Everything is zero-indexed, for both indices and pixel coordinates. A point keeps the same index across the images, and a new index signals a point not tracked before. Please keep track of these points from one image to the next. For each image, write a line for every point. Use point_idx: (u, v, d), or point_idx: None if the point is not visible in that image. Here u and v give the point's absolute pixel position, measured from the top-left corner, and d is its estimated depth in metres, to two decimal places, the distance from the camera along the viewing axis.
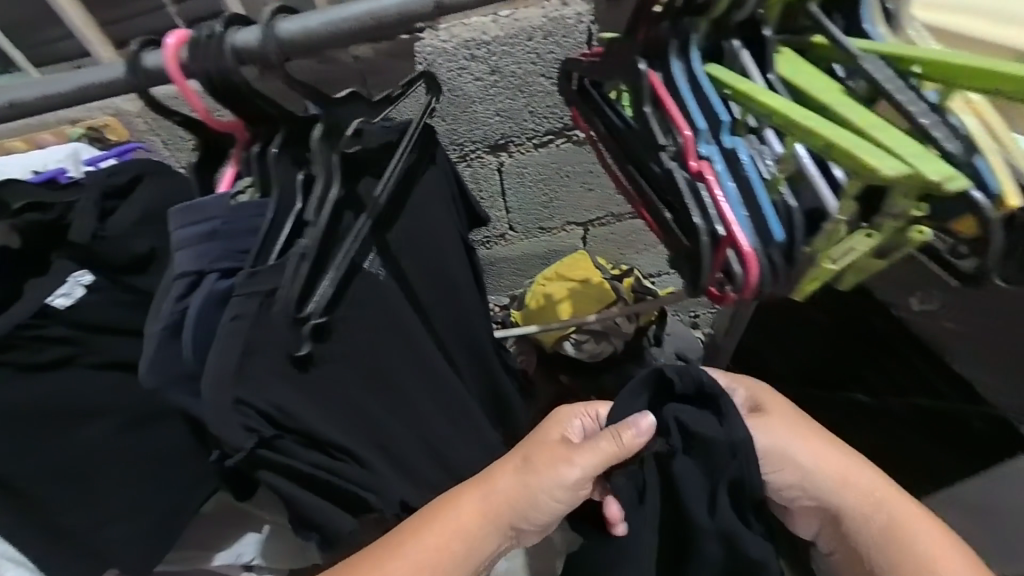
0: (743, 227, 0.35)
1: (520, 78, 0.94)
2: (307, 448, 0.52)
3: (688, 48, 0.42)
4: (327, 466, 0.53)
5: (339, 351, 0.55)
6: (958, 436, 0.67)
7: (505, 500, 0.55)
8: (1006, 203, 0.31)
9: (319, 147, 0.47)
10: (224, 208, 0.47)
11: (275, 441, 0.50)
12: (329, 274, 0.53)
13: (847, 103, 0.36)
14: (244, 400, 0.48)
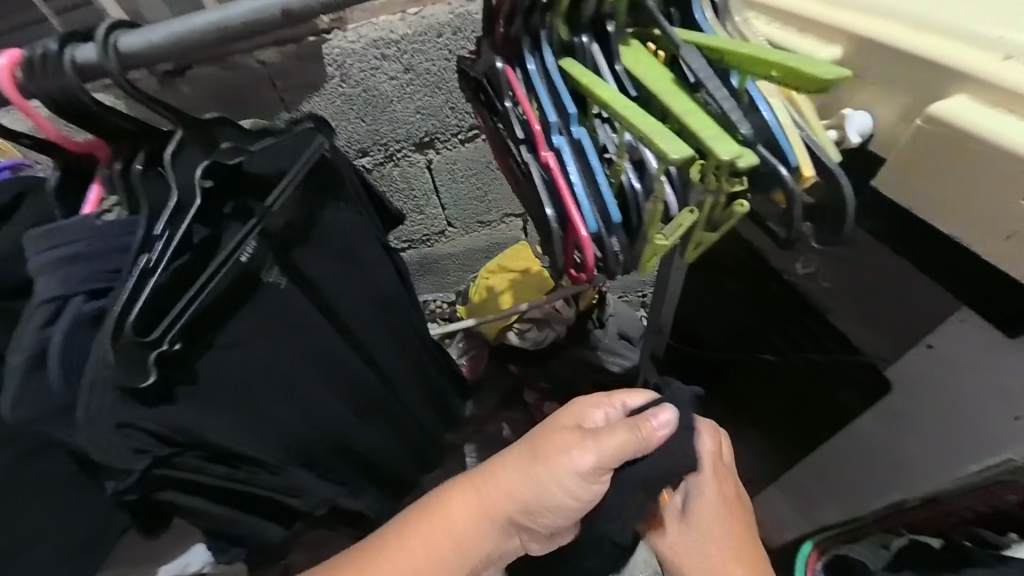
0: (586, 213, 0.38)
1: (436, 76, 0.92)
2: (212, 462, 0.58)
3: (540, 44, 0.44)
4: (236, 477, 0.61)
5: (250, 358, 0.58)
6: (844, 386, 0.72)
7: (509, 491, 0.59)
8: (803, 174, 0.37)
9: (171, 162, 0.45)
10: (87, 229, 0.45)
11: (173, 458, 0.54)
12: (190, 294, 0.50)
13: (672, 91, 0.39)
14: (128, 424, 0.49)
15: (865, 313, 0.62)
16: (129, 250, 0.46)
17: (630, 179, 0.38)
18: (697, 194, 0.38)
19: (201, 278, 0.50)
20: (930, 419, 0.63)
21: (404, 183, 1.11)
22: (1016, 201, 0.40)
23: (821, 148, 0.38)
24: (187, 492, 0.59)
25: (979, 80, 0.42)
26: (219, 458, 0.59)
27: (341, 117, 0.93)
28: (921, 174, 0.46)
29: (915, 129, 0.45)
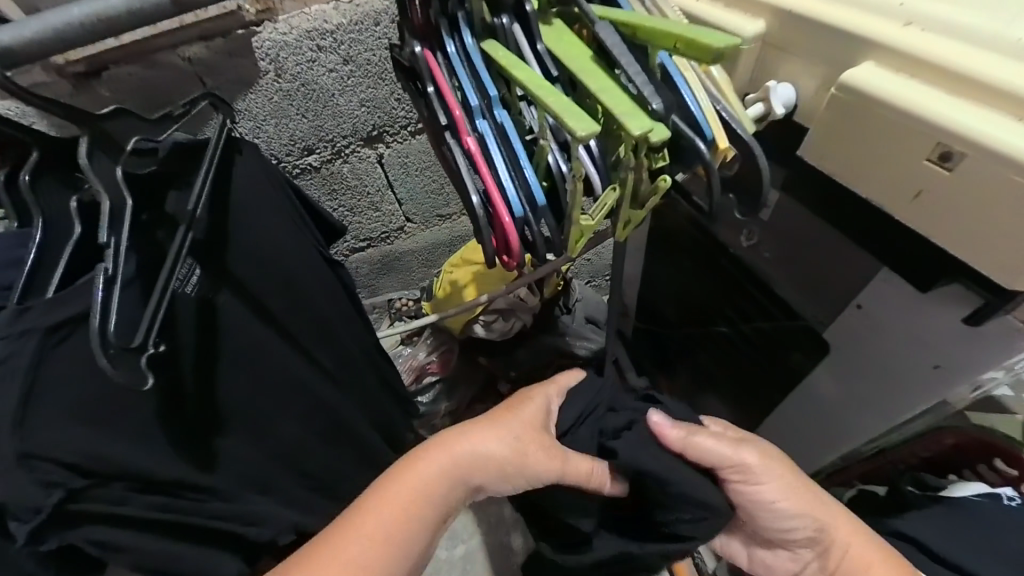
0: (511, 198, 0.38)
1: (377, 66, 0.88)
2: (142, 491, 0.50)
3: (458, 26, 0.44)
4: (173, 502, 0.52)
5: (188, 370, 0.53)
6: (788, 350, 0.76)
7: (468, 462, 0.55)
8: (718, 147, 0.38)
9: (89, 165, 0.41)
10: None
11: (88, 491, 0.46)
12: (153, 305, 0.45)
13: (589, 69, 0.39)
14: (33, 454, 0.42)
15: (806, 281, 0.64)
16: (21, 265, 0.44)
17: (554, 160, 0.38)
18: (621, 172, 0.38)
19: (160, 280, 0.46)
20: (866, 384, 0.65)
21: (355, 180, 1.07)
22: (922, 162, 0.42)
23: (738, 121, 0.39)
24: (101, 532, 0.47)
25: (886, 47, 0.44)
26: (151, 488, 0.51)
27: (280, 114, 0.88)
28: (838, 142, 0.48)
29: (831, 98, 0.46)
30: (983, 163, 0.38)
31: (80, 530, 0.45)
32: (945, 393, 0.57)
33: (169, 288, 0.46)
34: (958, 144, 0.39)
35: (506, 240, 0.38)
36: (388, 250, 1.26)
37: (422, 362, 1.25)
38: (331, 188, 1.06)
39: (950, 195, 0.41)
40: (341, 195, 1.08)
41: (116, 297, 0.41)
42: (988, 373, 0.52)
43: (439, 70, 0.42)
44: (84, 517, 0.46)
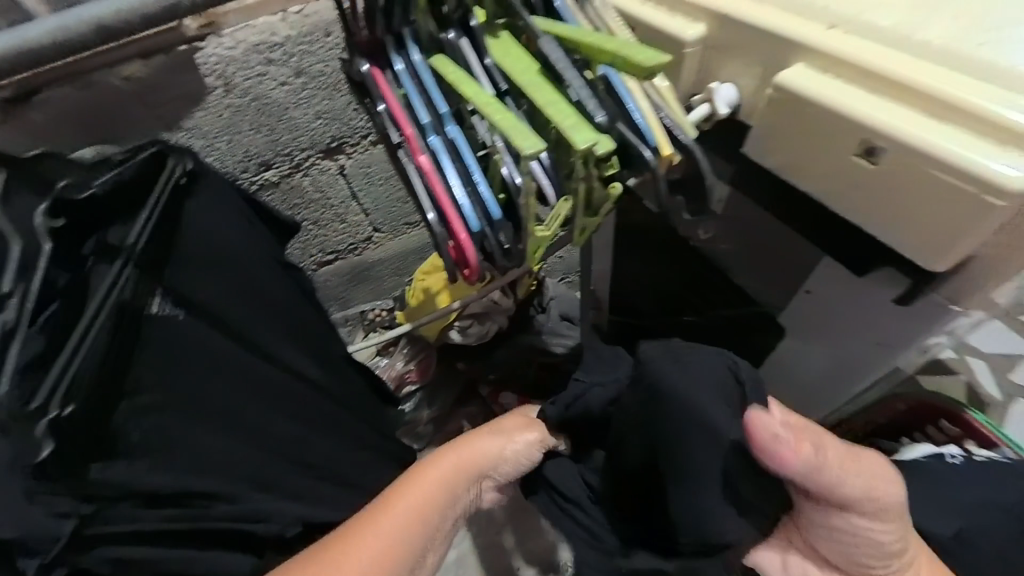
0: (466, 214, 0.38)
1: (332, 77, 0.86)
2: (149, 507, 0.51)
3: (405, 43, 0.44)
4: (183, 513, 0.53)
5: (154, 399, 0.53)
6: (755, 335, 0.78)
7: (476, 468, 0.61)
8: (662, 153, 0.40)
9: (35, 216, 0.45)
10: None
11: (103, 512, 0.47)
12: (79, 350, 0.45)
13: (536, 83, 0.40)
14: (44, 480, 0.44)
15: (760, 268, 0.67)
16: None
17: (508, 171, 0.39)
18: (572, 182, 0.39)
19: (75, 336, 0.46)
20: (825, 361, 0.68)
21: (318, 193, 1.04)
22: (850, 156, 0.45)
23: (679, 129, 0.42)
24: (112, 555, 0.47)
25: (811, 48, 0.47)
26: (164, 499, 0.52)
27: (232, 130, 0.86)
28: (779, 138, 0.50)
29: (768, 98, 0.49)
30: (903, 155, 0.41)
31: (98, 551, 0.47)
32: (890, 363, 0.60)
33: (91, 329, 0.47)
34: (882, 139, 0.42)
35: (462, 254, 0.38)
36: (357, 262, 1.24)
37: (399, 372, 1.23)
38: (292, 203, 1.03)
39: (877, 185, 0.44)
40: (304, 209, 1.06)
41: (16, 351, 0.41)
42: (926, 341, 0.56)
43: (388, 88, 0.43)
44: (102, 538, 0.47)
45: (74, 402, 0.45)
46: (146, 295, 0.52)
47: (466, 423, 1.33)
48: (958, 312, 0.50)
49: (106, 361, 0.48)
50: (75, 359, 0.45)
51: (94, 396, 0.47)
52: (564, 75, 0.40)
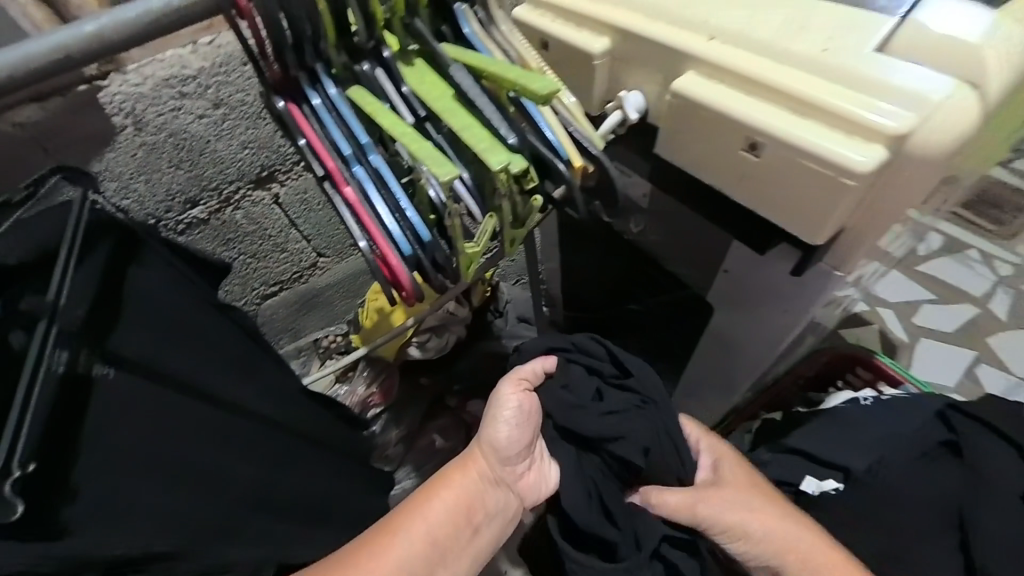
0: (395, 240, 0.40)
1: (253, 106, 0.84)
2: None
3: (318, 78, 0.45)
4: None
5: (100, 459, 0.45)
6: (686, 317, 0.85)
7: (463, 476, 0.55)
8: (574, 166, 0.44)
9: None
10: None
11: None
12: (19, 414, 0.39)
13: (451, 108, 0.43)
14: None
15: (686, 254, 0.74)
16: None
17: (431, 193, 0.41)
18: (495, 199, 0.42)
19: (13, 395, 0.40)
20: (746, 330, 0.76)
21: (252, 225, 1.00)
22: (741, 151, 0.51)
23: (589, 141, 0.46)
24: None
25: (699, 55, 0.52)
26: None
27: (149, 169, 0.81)
28: (682, 139, 0.56)
29: (668, 103, 0.54)
30: (779, 149, 0.47)
31: None
32: (800, 322, 0.69)
33: (34, 377, 0.41)
34: (761, 136, 0.48)
35: (394, 276, 0.40)
36: (304, 290, 1.20)
37: (361, 396, 1.20)
38: (226, 237, 0.99)
39: (764, 176, 0.50)
40: (241, 242, 1.02)
41: None
42: (823, 299, 0.64)
43: (307, 123, 0.44)
44: None
45: (36, 458, 0.41)
46: (87, 360, 0.46)
47: (437, 437, 1.33)
48: (843, 277, 0.58)
49: (57, 420, 0.43)
50: (16, 422, 0.39)
51: (56, 456, 0.42)
52: (476, 101, 0.43)
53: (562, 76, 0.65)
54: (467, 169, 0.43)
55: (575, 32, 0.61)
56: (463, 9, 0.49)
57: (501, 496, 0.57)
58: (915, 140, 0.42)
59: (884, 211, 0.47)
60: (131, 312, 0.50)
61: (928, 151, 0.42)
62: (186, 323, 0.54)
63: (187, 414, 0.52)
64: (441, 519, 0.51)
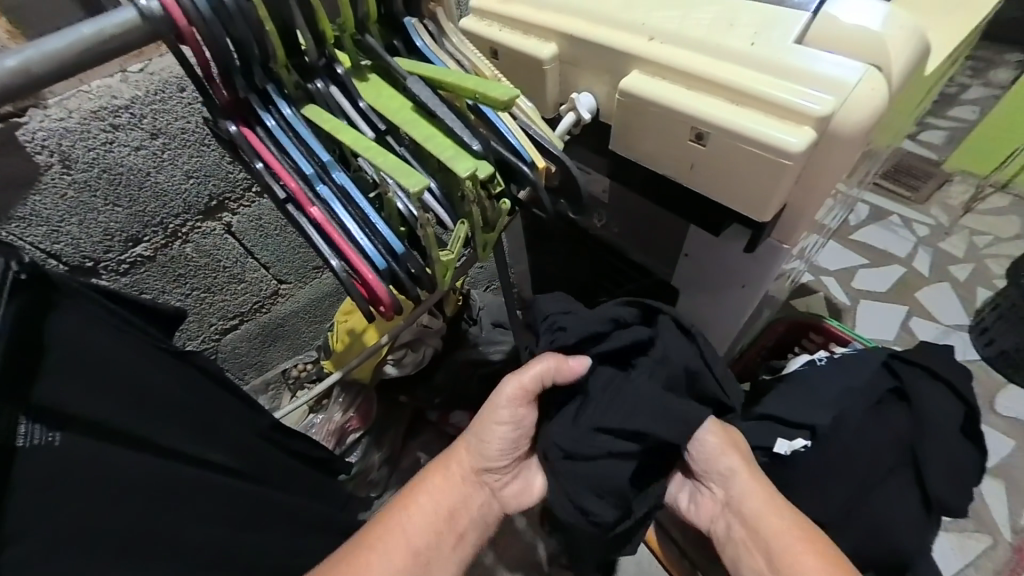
0: (368, 256, 0.40)
1: (195, 134, 0.80)
2: None
3: (270, 99, 0.44)
4: None
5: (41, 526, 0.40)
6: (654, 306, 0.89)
7: (457, 471, 0.64)
8: (538, 167, 0.45)
9: None
10: None
11: None
12: None
13: (412, 120, 0.43)
14: None
15: (648, 243, 0.78)
16: None
17: (401, 206, 0.41)
18: (465, 206, 0.43)
19: None
20: (710, 311, 0.80)
21: (205, 257, 0.95)
22: (689, 142, 0.54)
23: (549, 142, 0.47)
24: None
25: (641, 57, 0.56)
26: None
27: (83, 209, 0.76)
28: (634, 134, 0.59)
29: (618, 102, 0.57)
30: (722, 137, 0.51)
31: None
32: (759, 296, 0.72)
33: None
34: (705, 126, 0.51)
35: (372, 294, 0.40)
36: (267, 319, 1.16)
37: (337, 423, 1.17)
38: (176, 273, 0.93)
39: (711, 164, 0.54)
40: (193, 277, 0.97)
41: None
42: (776, 271, 0.67)
43: (263, 146, 0.43)
44: None
45: None
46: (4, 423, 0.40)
47: (421, 452, 1.31)
48: (790, 250, 0.62)
49: None
50: None
51: None
52: (436, 111, 0.43)
53: (514, 83, 0.68)
54: (433, 179, 0.44)
55: (525, 40, 0.63)
56: (414, 23, 0.50)
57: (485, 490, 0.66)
58: (837, 119, 0.46)
59: (820, 185, 0.52)
60: (80, 361, 0.46)
61: (849, 128, 0.46)
62: (141, 364, 0.50)
63: (148, 464, 0.49)
64: (436, 510, 0.61)
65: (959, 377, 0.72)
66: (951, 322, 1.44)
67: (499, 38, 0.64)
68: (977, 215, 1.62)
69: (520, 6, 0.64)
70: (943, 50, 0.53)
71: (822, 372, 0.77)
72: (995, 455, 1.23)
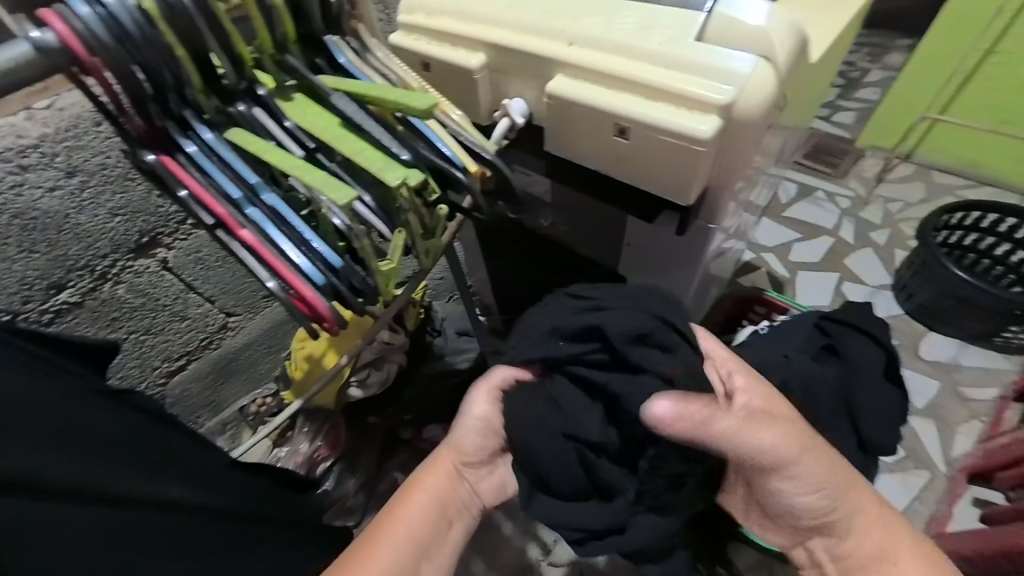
0: (305, 273, 0.40)
1: (116, 169, 0.76)
2: None
3: (189, 125, 0.43)
4: None
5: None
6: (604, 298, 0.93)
7: (444, 481, 0.61)
8: (470, 171, 0.46)
9: None
10: None
11: None
12: None
13: (341, 135, 0.43)
14: None
15: (594, 237, 0.81)
16: None
17: (336, 221, 0.41)
18: (402, 215, 0.43)
19: None
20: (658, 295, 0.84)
21: (140, 296, 0.91)
22: (614, 137, 0.57)
23: (480, 146, 0.48)
24: None
25: (564, 61, 0.58)
26: None
27: None
28: (563, 133, 0.62)
29: (547, 105, 0.60)
30: (641, 130, 0.54)
31: None
32: (697, 275, 0.77)
33: None
34: (626, 121, 0.55)
35: (314, 311, 0.39)
36: (219, 354, 1.10)
37: (308, 454, 1.12)
38: (109, 315, 0.88)
39: (635, 156, 0.58)
40: (130, 318, 0.92)
41: None
42: (706, 253, 0.73)
43: (185, 173, 0.42)
44: None
45: None
46: None
47: (398, 473, 1.29)
48: (717, 228, 0.67)
49: None
50: None
51: None
52: (363, 125, 0.44)
53: (448, 92, 0.69)
54: (366, 192, 0.44)
55: (454, 51, 0.65)
56: (336, 39, 0.50)
57: (467, 495, 0.62)
58: (739, 106, 0.51)
59: (733, 165, 0.56)
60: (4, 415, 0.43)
61: (749, 113, 0.51)
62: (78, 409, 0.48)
63: (94, 517, 0.47)
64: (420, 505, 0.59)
65: (880, 329, 0.80)
66: (876, 282, 1.58)
67: (430, 50, 0.66)
68: (889, 184, 1.79)
69: (445, 18, 0.66)
70: (822, 42, 0.59)
71: (764, 339, 0.83)
72: (924, 397, 1.37)
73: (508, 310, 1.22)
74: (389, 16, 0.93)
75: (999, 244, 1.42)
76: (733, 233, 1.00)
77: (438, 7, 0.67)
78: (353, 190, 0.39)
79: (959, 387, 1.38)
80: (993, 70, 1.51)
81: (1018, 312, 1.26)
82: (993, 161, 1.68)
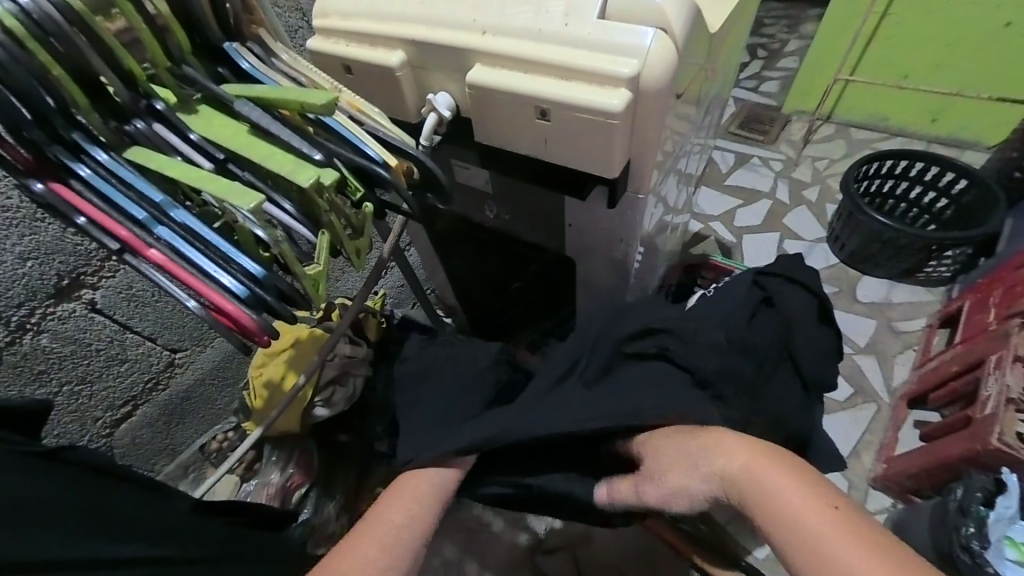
0: (222, 289, 0.39)
1: (20, 210, 0.71)
2: None
3: (80, 148, 0.41)
4: None
5: None
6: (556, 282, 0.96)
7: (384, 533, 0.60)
8: (389, 163, 0.45)
9: None
10: None
11: None
12: None
13: (249, 143, 0.43)
14: None
15: (536, 227, 0.84)
16: None
17: (256, 232, 0.41)
18: (322, 217, 0.43)
19: None
20: (604, 275, 0.86)
21: (67, 343, 0.84)
22: (535, 121, 0.59)
23: (402, 143, 0.49)
24: None
25: (481, 51, 0.59)
26: None
27: None
28: (488, 124, 0.63)
29: (471, 94, 0.60)
30: (558, 111, 0.56)
31: None
32: (639, 248, 0.80)
33: None
34: (544, 103, 0.56)
35: (241, 325, 0.39)
36: (166, 396, 1.04)
37: (279, 483, 1.12)
38: (33, 367, 0.82)
39: (559, 137, 0.59)
40: (60, 369, 0.86)
41: None
42: (643, 223, 0.75)
43: (82, 199, 0.40)
44: None
45: None
46: None
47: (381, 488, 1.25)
48: (647, 198, 0.70)
49: None
50: None
51: None
52: (271, 129, 0.43)
53: (373, 95, 0.68)
54: (282, 198, 0.43)
55: (372, 51, 0.64)
56: (236, 45, 0.49)
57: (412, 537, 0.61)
58: (644, 76, 0.53)
59: (649, 136, 0.59)
60: None
61: (655, 83, 0.53)
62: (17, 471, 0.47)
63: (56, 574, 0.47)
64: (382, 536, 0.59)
65: (811, 277, 0.85)
66: (812, 237, 1.69)
67: (347, 51, 0.65)
68: (815, 144, 1.92)
69: (360, 20, 0.65)
70: (716, 21, 0.64)
71: None
72: (863, 336, 1.48)
73: (471, 307, 1.22)
74: (309, 23, 0.91)
75: (912, 187, 1.55)
76: (673, 207, 1.04)
77: (350, 9, 0.66)
78: (257, 194, 0.38)
79: (893, 322, 1.50)
80: (887, 33, 1.64)
81: (933, 247, 1.39)
82: (899, 114, 1.84)
